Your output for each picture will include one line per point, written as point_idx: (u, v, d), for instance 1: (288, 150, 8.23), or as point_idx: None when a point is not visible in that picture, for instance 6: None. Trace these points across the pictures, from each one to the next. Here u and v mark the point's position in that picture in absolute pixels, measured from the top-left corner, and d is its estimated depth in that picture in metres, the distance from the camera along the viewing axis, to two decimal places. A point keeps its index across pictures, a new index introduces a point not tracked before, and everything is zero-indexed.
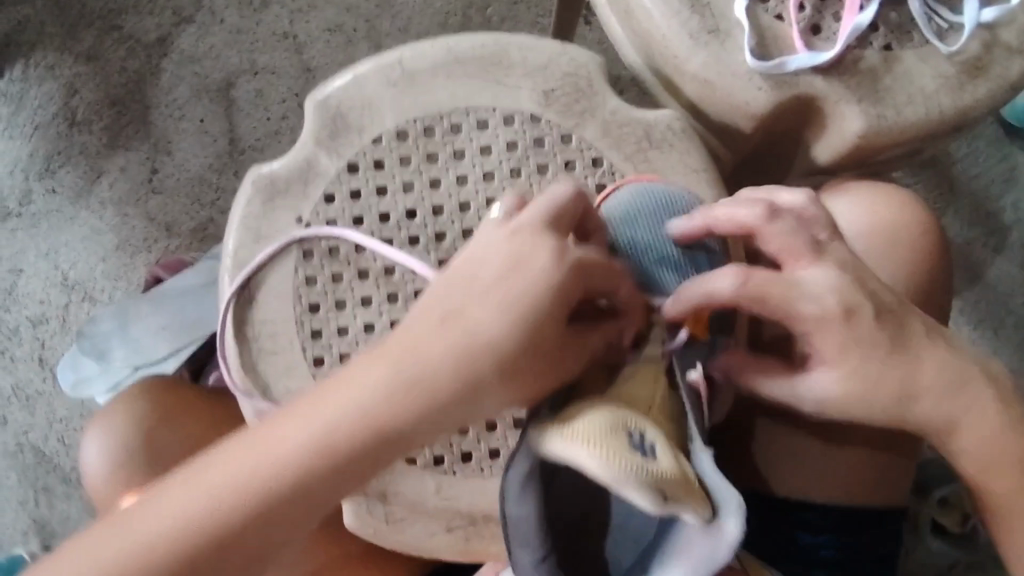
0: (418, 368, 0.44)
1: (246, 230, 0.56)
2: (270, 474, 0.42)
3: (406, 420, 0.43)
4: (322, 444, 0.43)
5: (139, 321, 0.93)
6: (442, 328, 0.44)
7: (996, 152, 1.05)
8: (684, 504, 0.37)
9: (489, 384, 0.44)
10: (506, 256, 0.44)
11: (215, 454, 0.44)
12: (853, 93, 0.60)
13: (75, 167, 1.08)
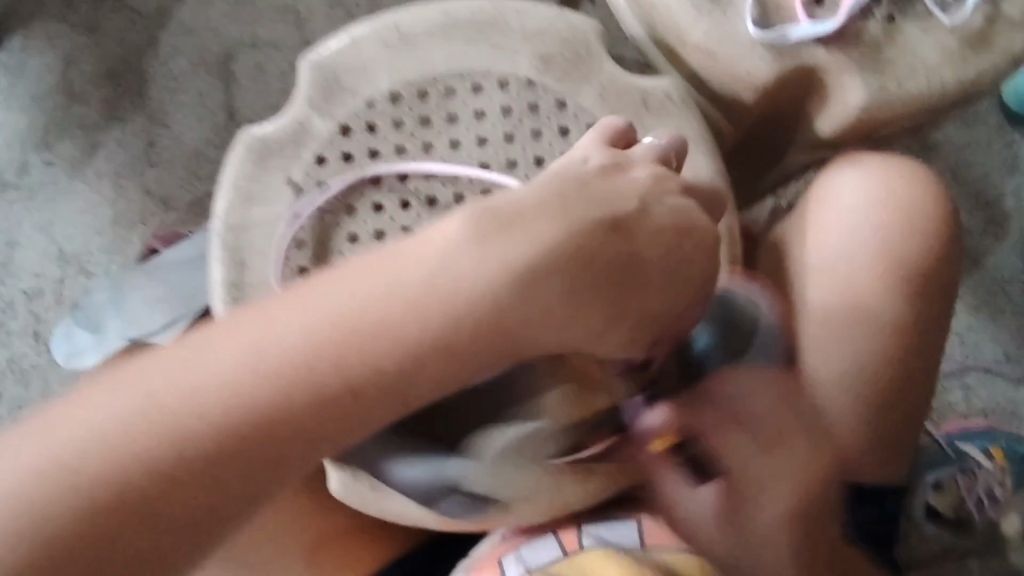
0: (494, 272, 0.46)
1: (237, 190, 0.55)
2: (369, 348, 0.44)
3: (512, 315, 0.46)
4: (426, 314, 0.45)
5: (136, 293, 0.91)
6: (544, 219, 0.47)
7: (998, 139, 1.04)
8: None
9: (579, 281, 0.47)
10: (603, 169, 0.50)
11: (301, 304, 0.44)
12: (855, 63, 0.59)
13: (72, 139, 1.07)
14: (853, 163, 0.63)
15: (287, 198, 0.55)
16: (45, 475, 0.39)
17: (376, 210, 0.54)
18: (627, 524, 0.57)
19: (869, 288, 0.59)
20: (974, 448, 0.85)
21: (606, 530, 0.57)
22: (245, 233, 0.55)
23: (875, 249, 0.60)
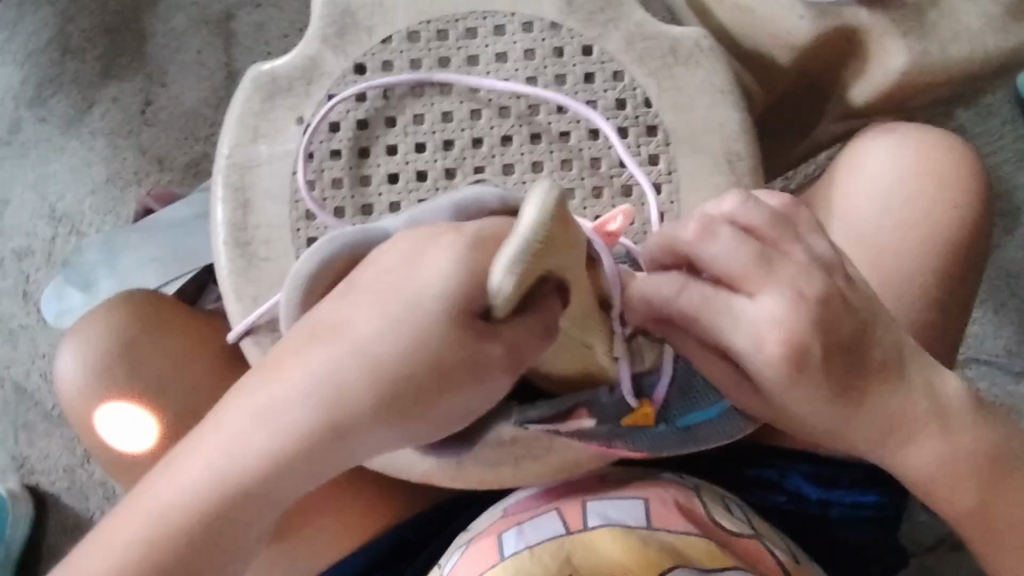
0: (360, 394, 0.37)
1: (243, 129, 0.53)
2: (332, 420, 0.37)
3: (391, 385, 0.36)
4: (359, 395, 0.37)
5: (128, 251, 0.88)
6: (370, 366, 0.36)
7: (1009, 132, 0.96)
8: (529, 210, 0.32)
9: (407, 400, 0.37)
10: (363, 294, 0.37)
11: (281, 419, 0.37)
12: (898, 27, 0.58)
13: (67, 96, 1.04)
14: (885, 129, 0.62)
15: (295, 136, 0.53)
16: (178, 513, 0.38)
17: (388, 152, 0.52)
18: (634, 503, 0.54)
19: (885, 262, 0.58)
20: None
21: (608, 505, 0.54)
22: (251, 173, 0.53)
23: (906, 217, 0.59)
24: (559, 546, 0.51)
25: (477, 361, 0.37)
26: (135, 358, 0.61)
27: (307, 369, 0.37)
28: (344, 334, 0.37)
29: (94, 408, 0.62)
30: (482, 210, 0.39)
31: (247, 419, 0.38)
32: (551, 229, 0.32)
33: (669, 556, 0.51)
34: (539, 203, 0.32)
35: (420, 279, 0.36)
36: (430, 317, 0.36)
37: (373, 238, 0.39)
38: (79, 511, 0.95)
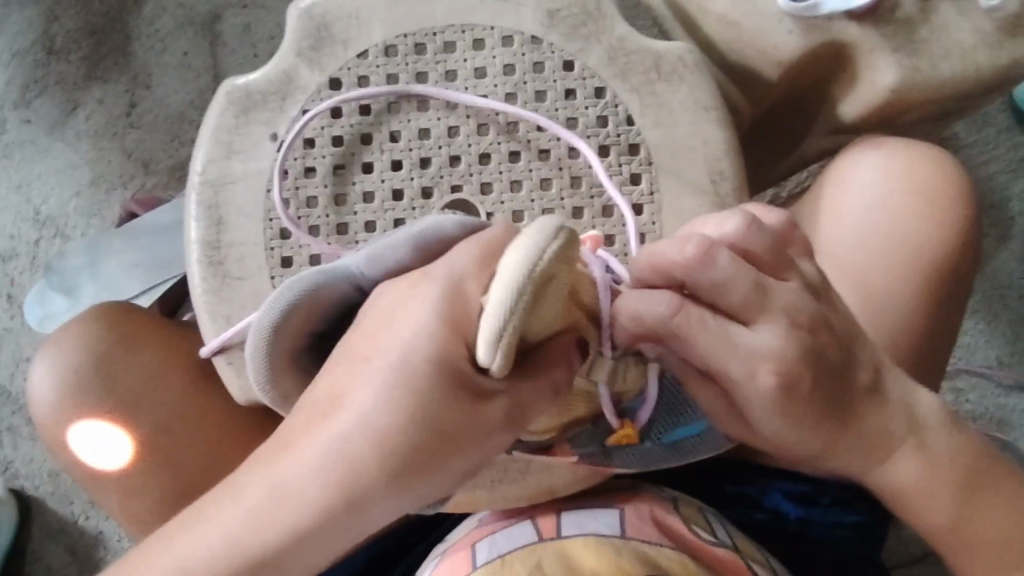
0: (371, 461, 0.33)
1: (216, 144, 0.52)
2: (346, 485, 0.33)
3: (417, 451, 0.33)
4: (377, 462, 0.33)
5: (110, 256, 0.87)
6: (397, 431, 0.33)
7: (1004, 141, 0.95)
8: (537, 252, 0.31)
9: (428, 466, 0.33)
10: (409, 343, 0.33)
11: (284, 483, 0.34)
12: (888, 42, 0.57)
13: (51, 97, 1.02)
14: (873, 143, 0.60)
15: (269, 152, 0.52)
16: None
17: (364, 169, 0.51)
18: (609, 514, 0.53)
19: (865, 279, 0.57)
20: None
21: (584, 515, 0.53)
22: (225, 189, 0.52)
23: (892, 235, 0.58)
24: (531, 552, 0.50)
25: (487, 424, 0.33)
26: (105, 370, 0.59)
27: (310, 443, 0.34)
28: (349, 408, 0.33)
29: (70, 425, 0.60)
30: (444, 240, 0.39)
31: (255, 481, 0.35)
32: (548, 275, 0.31)
33: (638, 563, 0.48)
34: (541, 245, 0.31)
35: (405, 328, 0.34)
36: (428, 381, 0.32)
37: (335, 277, 0.39)
38: (62, 517, 0.94)
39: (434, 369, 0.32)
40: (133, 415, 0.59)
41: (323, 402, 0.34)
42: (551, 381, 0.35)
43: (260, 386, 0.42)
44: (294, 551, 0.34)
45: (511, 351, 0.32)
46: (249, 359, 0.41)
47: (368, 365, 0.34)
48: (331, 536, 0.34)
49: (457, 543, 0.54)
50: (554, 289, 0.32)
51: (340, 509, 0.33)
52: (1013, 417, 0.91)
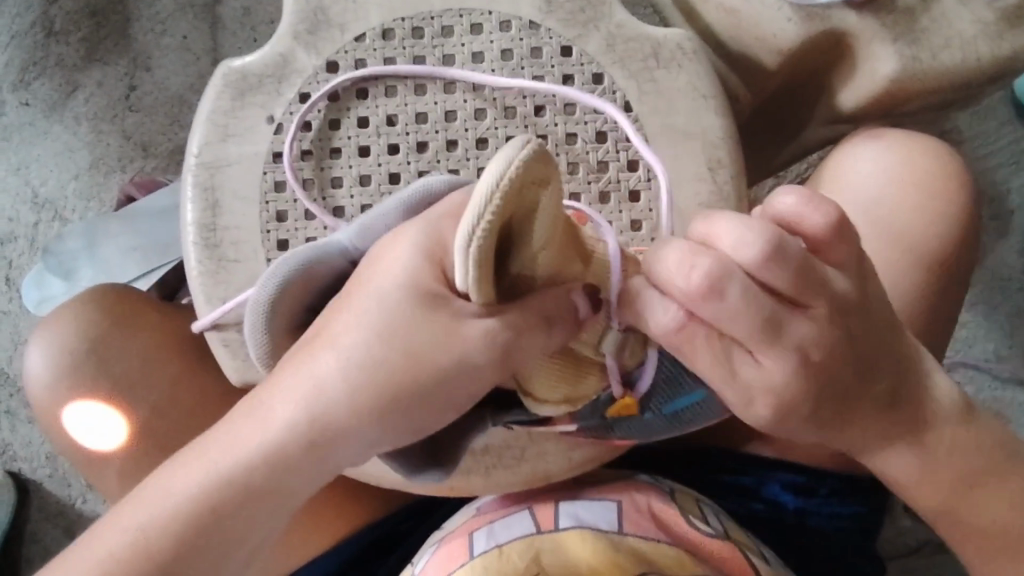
0: (356, 390, 0.37)
1: (212, 127, 0.52)
2: (329, 415, 0.37)
3: (402, 384, 0.36)
4: (361, 391, 0.36)
5: (109, 240, 0.86)
6: (384, 361, 0.37)
7: (1006, 133, 0.94)
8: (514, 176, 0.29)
9: (407, 400, 0.37)
10: (395, 285, 0.36)
11: (272, 413, 0.37)
12: (887, 31, 0.57)
13: (50, 79, 1.02)
14: (873, 134, 0.60)
15: (265, 135, 0.51)
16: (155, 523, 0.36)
17: (361, 153, 0.51)
18: (607, 505, 0.53)
19: None
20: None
21: (582, 507, 0.53)
22: (220, 172, 0.52)
23: (889, 225, 0.57)
24: (528, 545, 0.51)
25: (460, 356, 0.36)
26: (103, 354, 0.59)
27: (295, 376, 0.37)
28: (335, 343, 0.37)
29: (66, 407, 0.60)
30: (430, 200, 0.42)
31: (242, 414, 0.38)
32: (519, 188, 0.30)
33: (635, 562, 0.50)
34: (507, 159, 0.29)
35: (392, 272, 0.37)
36: (404, 310, 0.36)
37: (329, 253, 0.41)
38: (61, 498, 0.94)
39: (409, 297, 0.36)
40: (131, 399, 0.59)
41: (315, 337, 0.38)
42: (540, 306, 0.35)
43: (262, 362, 0.42)
44: (276, 478, 0.37)
45: (485, 262, 0.32)
46: (249, 342, 0.41)
47: (354, 302, 0.37)
48: (307, 466, 0.37)
49: (454, 529, 0.54)
50: (529, 205, 0.31)
51: (318, 435, 0.37)
52: (1009, 410, 0.91)
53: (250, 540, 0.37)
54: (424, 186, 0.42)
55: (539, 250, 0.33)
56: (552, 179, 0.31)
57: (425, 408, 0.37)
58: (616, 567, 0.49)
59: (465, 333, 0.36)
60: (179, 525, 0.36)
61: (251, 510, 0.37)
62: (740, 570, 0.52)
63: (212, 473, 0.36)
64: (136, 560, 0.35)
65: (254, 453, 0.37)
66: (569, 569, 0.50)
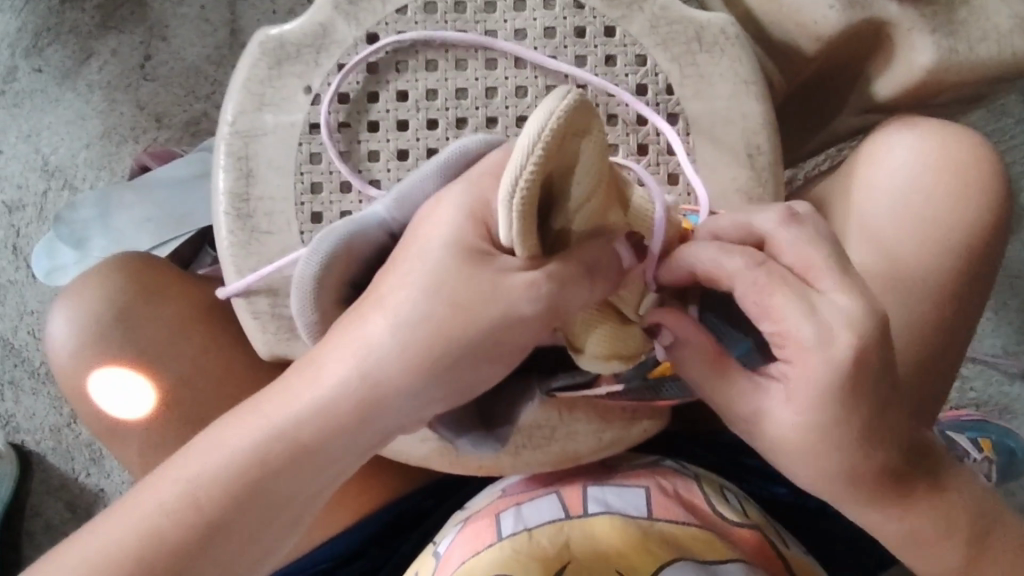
0: (407, 348, 0.37)
1: (248, 95, 0.51)
2: (381, 373, 0.37)
3: (451, 344, 0.37)
4: (412, 350, 0.37)
5: (122, 210, 0.84)
6: (434, 320, 0.37)
7: None
8: (554, 126, 0.30)
9: (456, 360, 0.37)
10: (443, 244, 0.37)
11: (322, 374, 0.37)
12: (927, 22, 0.57)
13: (64, 46, 1.00)
14: (908, 124, 0.60)
15: (303, 106, 0.51)
16: (206, 487, 0.35)
17: (399, 127, 0.50)
18: (635, 492, 0.54)
19: (893, 261, 0.57)
20: (965, 437, 0.83)
21: (609, 491, 0.54)
22: (255, 142, 0.51)
23: (923, 217, 0.57)
24: (556, 530, 0.51)
25: (507, 311, 0.37)
26: (127, 323, 0.58)
27: (345, 335, 0.38)
28: (383, 301, 0.37)
29: (91, 375, 0.59)
30: (464, 163, 0.42)
31: (291, 377, 0.38)
32: (561, 137, 0.31)
33: (667, 548, 0.50)
34: (549, 109, 0.30)
35: (438, 232, 0.37)
36: (450, 267, 0.37)
37: (366, 226, 0.41)
38: (64, 471, 0.93)
39: (454, 255, 0.37)
40: (152, 369, 0.58)
41: (365, 298, 0.38)
42: (587, 255, 0.36)
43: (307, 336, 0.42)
44: (329, 437, 0.36)
45: (529, 214, 0.32)
46: (299, 321, 0.41)
47: (400, 262, 0.38)
48: (358, 426, 0.37)
49: (480, 510, 0.55)
50: (570, 155, 0.32)
51: (370, 394, 0.37)
52: (1015, 405, 0.91)
53: (299, 507, 0.36)
54: (457, 149, 0.42)
55: (580, 204, 0.34)
56: (591, 127, 0.32)
57: (472, 365, 0.37)
58: (646, 552, 0.49)
59: (509, 285, 0.36)
60: (227, 480, 0.35)
61: (304, 470, 0.36)
62: (763, 548, 0.52)
63: (263, 435, 0.36)
64: (183, 514, 0.35)
65: (307, 415, 0.36)
66: (598, 555, 0.49)
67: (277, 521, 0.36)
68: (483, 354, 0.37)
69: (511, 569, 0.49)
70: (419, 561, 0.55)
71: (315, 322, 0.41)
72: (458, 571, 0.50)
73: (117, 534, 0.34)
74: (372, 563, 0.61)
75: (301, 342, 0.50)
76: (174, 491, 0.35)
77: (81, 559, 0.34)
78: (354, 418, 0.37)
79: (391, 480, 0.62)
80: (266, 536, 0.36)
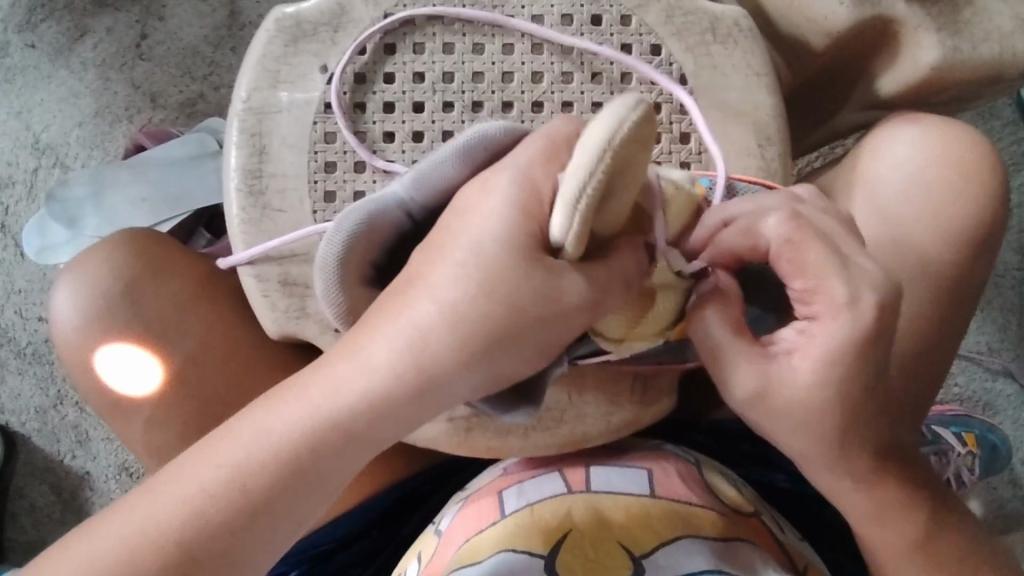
0: (454, 338, 0.38)
1: (263, 72, 0.52)
2: (427, 359, 0.38)
3: (496, 333, 0.38)
4: (459, 339, 0.38)
5: (116, 189, 0.83)
6: (482, 311, 0.38)
7: (1009, 134, 0.94)
8: (623, 132, 0.32)
9: (500, 346, 0.38)
10: (494, 237, 0.37)
11: (369, 357, 0.38)
12: (933, 21, 0.57)
13: (58, 22, 0.99)
14: (912, 120, 0.60)
15: (319, 85, 0.51)
16: (253, 472, 0.37)
17: (415, 109, 0.51)
18: (637, 472, 0.54)
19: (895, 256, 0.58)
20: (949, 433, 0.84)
21: (611, 472, 0.54)
22: (269, 119, 0.51)
23: (925, 213, 0.58)
24: (559, 503, 0.51)
25: (557, 296, 0.37)
26: (131, 300, 0.58)
27: (393, 323, 0.38)
28: (430, 293, 0.38)
29: (94, 351, 0.59)
30: (487, 145, 0.41)
31: (339, 359, 0.39)
32: (627, 145, 0.32)
33: (671, 525, 0.50)
34: (617, 117, 0.32)
35: (486, 221, 0.37)
36: (500, 259, 0.37)
37: (386, 205, 0.40)
38: (50, 453, 0.92)
39: (497, 241, 0.37)
40: (155, 348, 0.58)
41: (414, 283, 0.39)
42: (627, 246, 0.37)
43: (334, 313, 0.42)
44: (376, 421, 0.38)
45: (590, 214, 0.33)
46: (323, 296, 0.42)
47: (450, 252, 0.38)
48: (404, 409, 0.39)
49: (482, 490, 0.55)
50: (631, 163, 0.33)
51: (417, 380, 0.38)
52: (996, 402, 0.92)
53: (342, 481, 0.39)
54: (480, 131, 0.41)
55: (624, 204, 0.35)
56: (652, 138, 0.34)
57: (516, 346, 0.39)
58: (649, 528, 0.50)
59: (565, 283, 0.37)
60: (274, 462, 0.37)
61: (349, 451, 0.38)
62: (764, 534, 0.53)
63: (312, 420, 0.38)
64: (228, 493, 0.36)
65: (354, 399, 0.38)
66: (602, 527, 0.50)
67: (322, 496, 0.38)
68: (528, 334, 0.38)
69: (515, 544, 0.49)
70: (420, 542, 0.56)
71: (340, 301, 0.41)
72: (463, 547, 0.51)
73: (164, 509, 0.36)
74: (371, 546, 0.62)
75: (313, 321, 0.50)
76: (222, 472, 0.37)
77: (126, 535, 0.35)
78: (399, 401, 0.38)
79: (393, 465, 0.62)
80: (309, 511, 0.38)
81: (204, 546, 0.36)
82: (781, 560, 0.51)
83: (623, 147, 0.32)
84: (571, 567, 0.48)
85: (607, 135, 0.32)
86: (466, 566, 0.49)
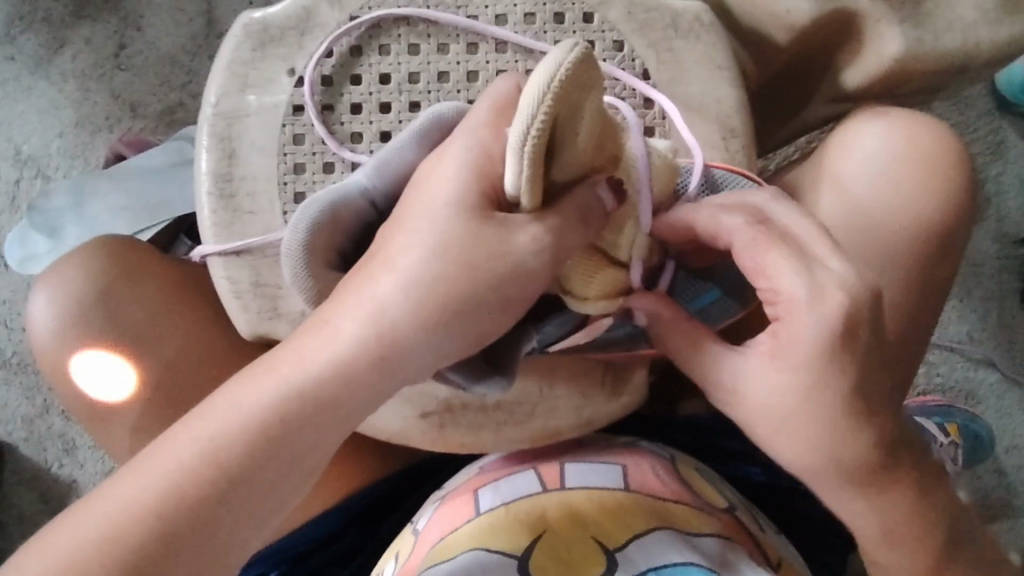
0: (419, 301, 0.39)
1: (232, 77, 0.52)
2: (395, 323, 0.39)
3: (459, 297, 0.39)
4: (423, 302, 0.39)
5: (96, 198, 0.84)
6: (444, 274, 0.39)
7: (983, 124, 0.94)
8: (565, 74, 0.32)
9: (464, 311, 0.39)
10: (448, 200, 0.39)
11: (337, 325, 0.39)
12: (894, 12, 0.58)
13: (37, 34, 0.99)
14: (877, 111, 0.61)
15: (286, 88, 0.52)
16: (228, 444, 0.37)
17: (383, 110, 0.51)
18: (612, 469, 0.55)
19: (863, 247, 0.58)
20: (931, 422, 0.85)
21: (585, 468, 0.55)
22: (239, 123, 0.52)
23: (891, 200, 0.58)
24: (533, 503, 0.52)
25: (517, 264, 0.38)
26: (108, 306, 0.59)
27: (357, 295, 0.40)
28: (394, 259, 0.40)
29: (72, 359, 0.59)
30: (440, 129, 0.44)
31: (309, 333, 0.40)
32: (568, 89, 0.32)
33: (643, 517, 0.51)
34: (556, 60, 0.32)
35: (442, 187, 0.39)
36: (458, 221, 0.39)
37: (351, 194, 0.42)
38: (37, 462, 0.92)
39: (460, 239, 0.39)
40: (132, 353, 0.58)
41: (377, 252, 0.40)
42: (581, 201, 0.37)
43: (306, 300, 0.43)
44: (347, 389, 0.39)
45: (539, 160, 0.34)
46: (294, 287, 0.42)
47: (408, 223, 0.40)
48: (377, 377, 0.39)
49: (459, 489, 0.56)
50: (579, 109, 0.34)
51: (386, 346, 0.39)
52: (978, 391, 0.93)
53: (318, 454, 0.39)
54: (433, 113, 0.44)
55: (584, 151, 0.36)
56: (595, 82, 0.34)
57: (480, 312, 0.39)
58: (622, 523, 0.50)
59: (515, 244, 0.38)
60: (248, 437, 0.37)
61: (322, 420, 0.39)
62: (741, 530, 0.53)
63: (285, 390, 0.38)
64: (203, 470, 0.37)
65: (325, 369, 0.39)
66: (576, 524, 0.50)
67: (297, 468, 0.38)
68: (491, 300, 0.39)
69: (488, 544, 0.49)
70: (398, 542, 0.56)
71: (311, 288, 0.42)
72: (435, 547, 0.51)
73: (139, 487, 0.36)
74: (352, 545, 0.62)
75: (285, 321, 0.51)
76: (197, 446, 0.37)
77: (101, 515, 0.35)
78: (369, 366, 0.39)
79: (374, 463, 0.63)
80: (285, 486, 0.38)
81: (180, 520, 0.36)
82: (759, 556, 0.51)
83: (563, 90, 0.32)
84: (545, 567, 0.47)
85: (547, 76, 0.32)
86: (440, 562, 0.49)
